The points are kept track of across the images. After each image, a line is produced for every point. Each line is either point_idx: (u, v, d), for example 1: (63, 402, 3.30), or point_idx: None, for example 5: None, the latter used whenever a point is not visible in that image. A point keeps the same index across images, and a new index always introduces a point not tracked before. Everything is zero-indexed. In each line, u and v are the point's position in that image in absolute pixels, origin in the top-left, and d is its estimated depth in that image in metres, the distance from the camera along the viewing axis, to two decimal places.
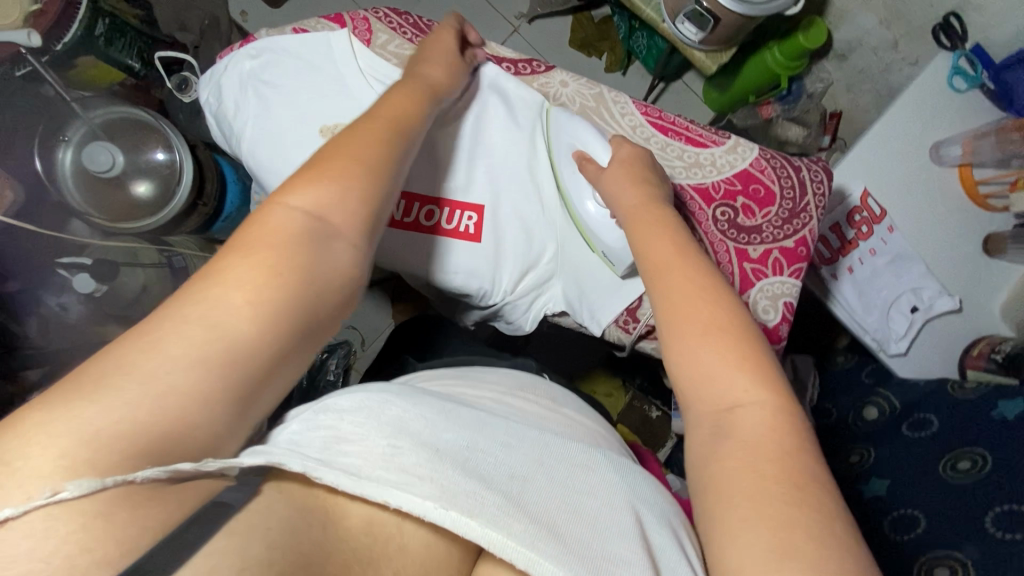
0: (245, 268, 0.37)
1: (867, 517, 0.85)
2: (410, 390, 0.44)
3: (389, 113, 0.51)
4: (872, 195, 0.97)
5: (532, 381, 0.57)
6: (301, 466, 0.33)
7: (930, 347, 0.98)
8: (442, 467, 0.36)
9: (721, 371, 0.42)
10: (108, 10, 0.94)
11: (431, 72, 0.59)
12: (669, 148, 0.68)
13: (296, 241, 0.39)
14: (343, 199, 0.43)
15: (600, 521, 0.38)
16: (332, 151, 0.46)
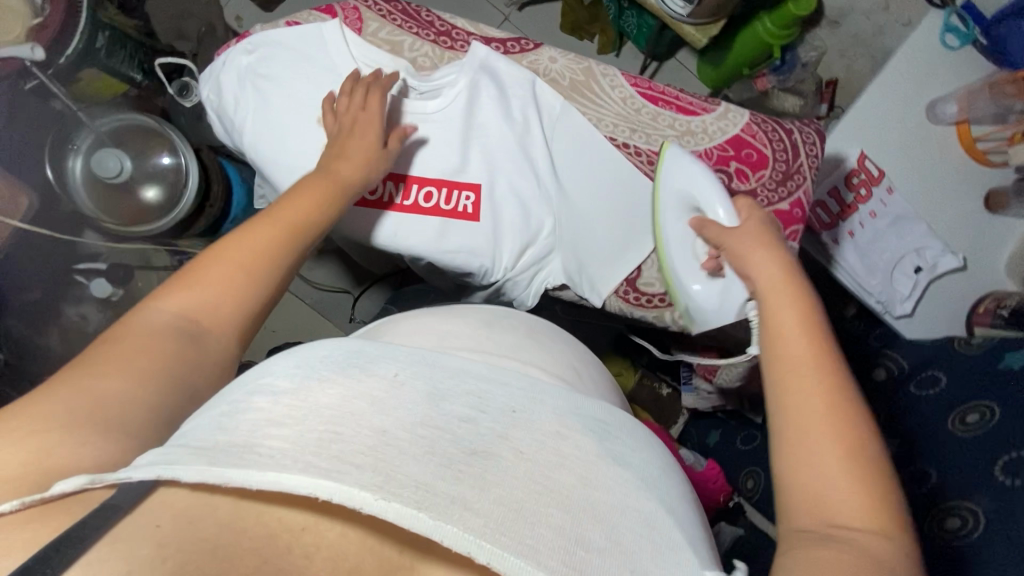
0: (112, 360, 0.40)
1: None
2: (363, 349, 0.38)
3: (295, 211, 0.52)
4: (870, 158, 0.97)
5: (501, 315, 0.51)
6: (200, 473, 0.29)
7: (936, 307, 0.99)
8: (381, 449, 0.31)
9: (837, 481, 0.39)
10: (107, 22, 0.93)
11: (346, 167, 0.58)
12: (660, 117, 0.69)
13: (166, 339, 0.42)
14: (218, 301, 0.46)
15: (577, 495, 0.33)
16: (218, 251, 0.48)
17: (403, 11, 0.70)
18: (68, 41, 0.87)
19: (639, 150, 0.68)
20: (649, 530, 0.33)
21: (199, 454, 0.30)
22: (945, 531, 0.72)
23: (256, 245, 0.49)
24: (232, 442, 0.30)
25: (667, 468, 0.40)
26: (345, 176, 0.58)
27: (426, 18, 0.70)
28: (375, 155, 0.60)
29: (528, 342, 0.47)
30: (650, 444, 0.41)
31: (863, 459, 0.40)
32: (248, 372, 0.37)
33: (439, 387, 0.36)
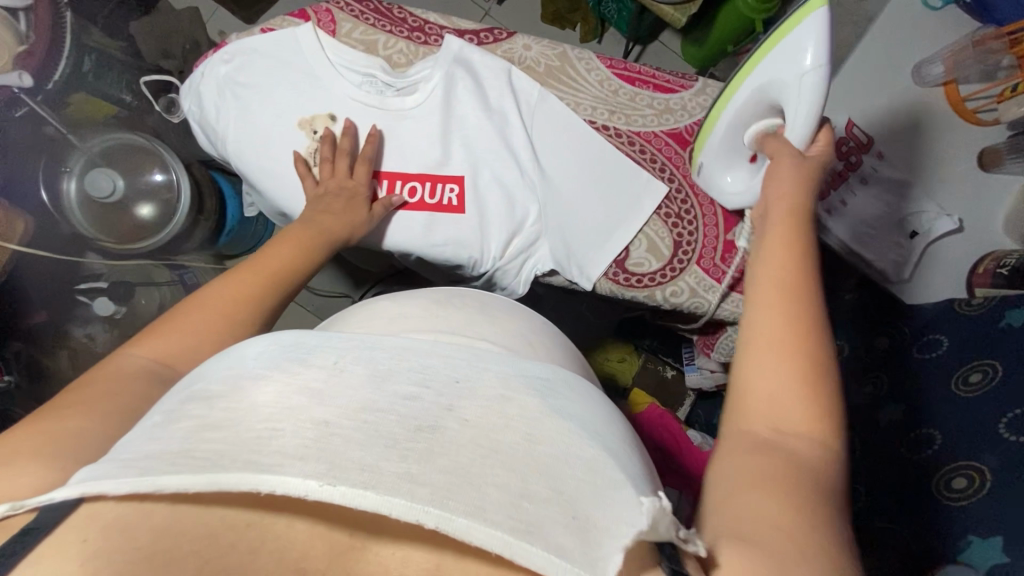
0: (77, 405, 0.37)
1: (885, 443, 0.85)
2: (300, 337, 0.34)
3: (273, 261, 0.53)
4: (858, 124, 0.97)
5: (452, 295, 0.49)
6: (129, 484, 0.26)
7: (935, 272, 0.95)
8: (324, 438, 0.28)
9: (780, 383, 0.41)
10: (93, 46, 0.97)
11: (330, 220, 0.61)
12: (639, 97, 0.72)
13: (138, 380, 0.40)
14: (195, 348, 0.44)
15: (527, 455, 0.29)
16: (198, 299, 0.47)
17: (375, 10, 0.71)
18: (56, 66, 0.89)
19: (619, 132, 0.71)
20: (594, 475, 0.30)
21: (129, 466, 0.27)
22: (953, 491, 0.73)
23: (237, 290, 0.49)
24: (166, 450, 0.27)
25: (620, 426, 0.36)
26: (332, 229, 0.61)
27: (398, 16, 0.71)
28: (358, 212, 0.64)
29: (483, 320, 0.44)
30: (599, 403, 0.37)
31: (809, 366, 0.41)
32: (178, 385, 0.33)
33: (382, 365, 0.32)
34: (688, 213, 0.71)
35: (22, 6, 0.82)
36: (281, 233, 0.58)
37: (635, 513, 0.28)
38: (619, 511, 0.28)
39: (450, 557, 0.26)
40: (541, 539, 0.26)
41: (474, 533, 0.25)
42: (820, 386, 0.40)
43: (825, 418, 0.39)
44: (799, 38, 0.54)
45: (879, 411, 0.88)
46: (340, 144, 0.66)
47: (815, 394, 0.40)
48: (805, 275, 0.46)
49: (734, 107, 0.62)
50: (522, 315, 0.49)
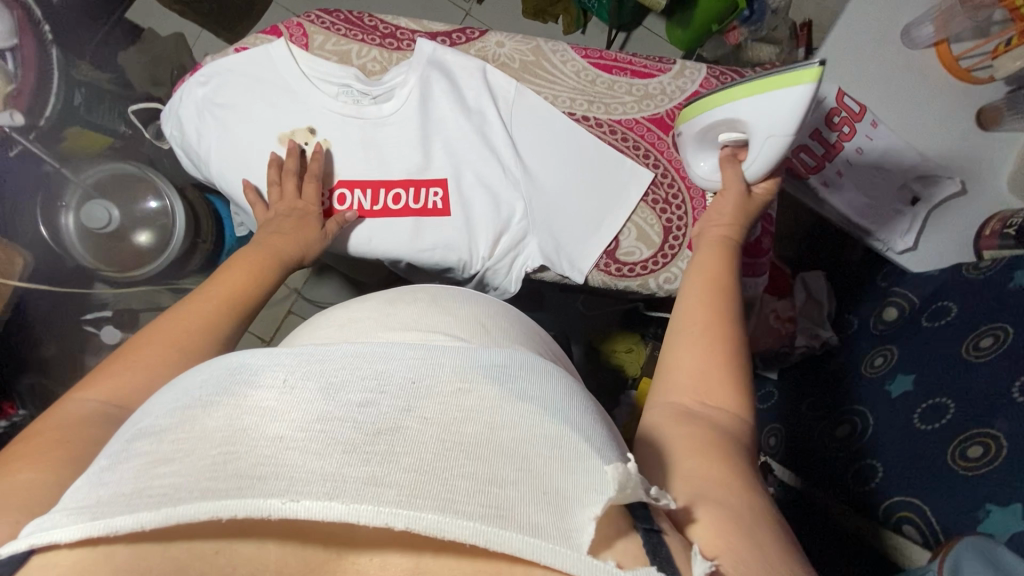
0: (31, 455, 0.38)
1: (896, 415, 0.83)
2: (248, 358, 0.34)
3: (227, 287, 0.54)
4: (848, 94, 0.93)
5: (404, 292, 0.50)
6: (82, 530, 0.27)
7: (942, 235, 0.94)
8: (283, 454, 0.28)
9: (704, 366, 0.49)
10: (82, 81, 0.99)
11: (281, 242, 0.62)
12: (617, 85, 0.71)
13: (91, 424, 0.40)
14: (148, 382, 0.44)
15: (484, 449, 0.29)
16: (152, 332, 0.47)
17: (346, 20, 0.71)
18: (45, 103, 0.88)
19: (599, 122, 0.70)
20: (554, 450, 0.30)
21: (80, 513, 0.27)
22: (967, 460, 0.72)
23: (196, 319, 0.49)
24: (118, 493, 0.28)
25: (588, 405, 0.35)
26: (283, 250, 0.61)
27: (369, 23, 0.71)
28: (309, 233, 0.64)
29: (434, 309, 0.45)
30: (564, 381, 0.36)
31: (728, 350, 0.50)
32: (122, 428, 0.33)
33: (334, 378, 0.32)
34: (675, 197, 0.70)
35: (7, 46, 0.82)
36: (231, 259, 0.58)
37: (603, 480, 0.29)
38: (586, 479, 0.29)
39: (427, 556, 0.27)
40: (516, 523, 0.26)
41: (445, 527, 0.26)
42: (733, 369, 0.49)
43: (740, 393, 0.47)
44: (788, 97, 0.56)
45: (890, 383, 0.87)
46: (287, 165, 0.66)
47: (729, 376, 0.48)
48: (720, 283, 0.56)
49: (712, 120, 0.62)
50: (500, 316, 0.48)
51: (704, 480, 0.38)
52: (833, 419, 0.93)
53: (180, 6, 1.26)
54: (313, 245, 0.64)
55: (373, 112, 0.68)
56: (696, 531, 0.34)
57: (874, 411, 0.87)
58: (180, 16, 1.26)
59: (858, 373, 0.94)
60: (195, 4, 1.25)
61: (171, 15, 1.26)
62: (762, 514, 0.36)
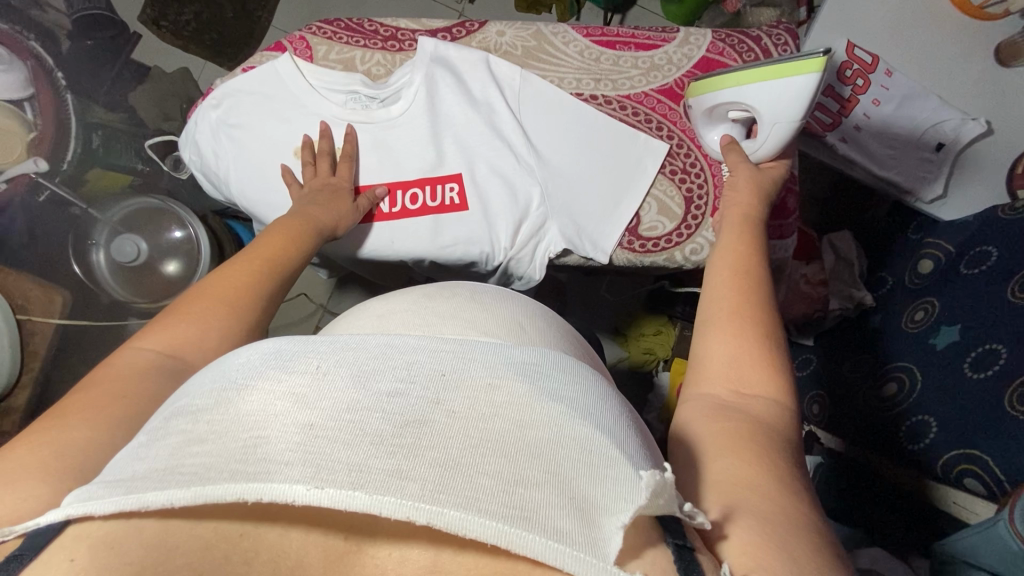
0: (90, 408, 0.39)
1: (946, 368, 0.81)
2: (287, 343, 0.34)
3: (267, 252, 0.55)
4: (859, 46, 0.89)
5: (442, 286, 0.50)
6: (116, 502, 0.27)
7: (973, 179, 0.90)
8: (308, 441, 0.28)
9: (741, 348, 0.48)
10: (99, 122, 1.02)
11: (318, 212, 0.62)
12: (621, 60, 0.71)
13: (148, 376, 0.42)
14: (199, 341, 0.46)
15: (513, 441, 0.29)
16: (201, 292, 0.49)
17: (347, 28, 0.71)
18: (67, 148, 0.91)
19: (607, 99, 0.70)
20: (586, 453, 0.30)
21: (116, 485, 0.28)
22: None
23: (242, 283, 0.51)
24: (154, 468, 0.28)
25: (620, 408, 0.35)
26: (318, 219, 0.62)
27: (369, 28, 0.71)
28: (346, 211, 0.65)
29: (471, 304, 0.45)
30: (594, 378, 0.36)
31: (768, 329, 0.49)
32: (165, 403, 0.34)
33: (366, 367, 0.32)
34: (694, 165, 0.70)
35: (24, 96, 0.86)
36: (269, 229, 0.58)
37: (635, 488, 0.29)
38: (619, 487, 0.28)
39: (447, 553, 0.27)
40: (540, 525, 0.26)
41: (468, 525, 0.26)
42: (764, 352, 0.48)
43: (781, 382, 0.46)
44: (797, 92, 0.57)
45: (934, 336, 0.85)
46: (319, 147, 0.68)
47: (761, 362, 0.47)
48: (750, 265, 0.55)
49: (721, 100, 0.62)
50: (530, 310, 0.48)
51: (736, 484, 0.37)
52: (878, 379, 0.91)
53: (183, 41, 1.29)
54: (341, 219, 0.65)
55: (385, 113, 0.69)
56: (727, 548, 0.33)
57: (920, 364, 0.85)
58: (184, 51, 1.29)
59: (900, 332, 0.92)
60: (197, 37, 1.29)
61: (175, 50, 1.29)
62: (801, 521, 0.35)
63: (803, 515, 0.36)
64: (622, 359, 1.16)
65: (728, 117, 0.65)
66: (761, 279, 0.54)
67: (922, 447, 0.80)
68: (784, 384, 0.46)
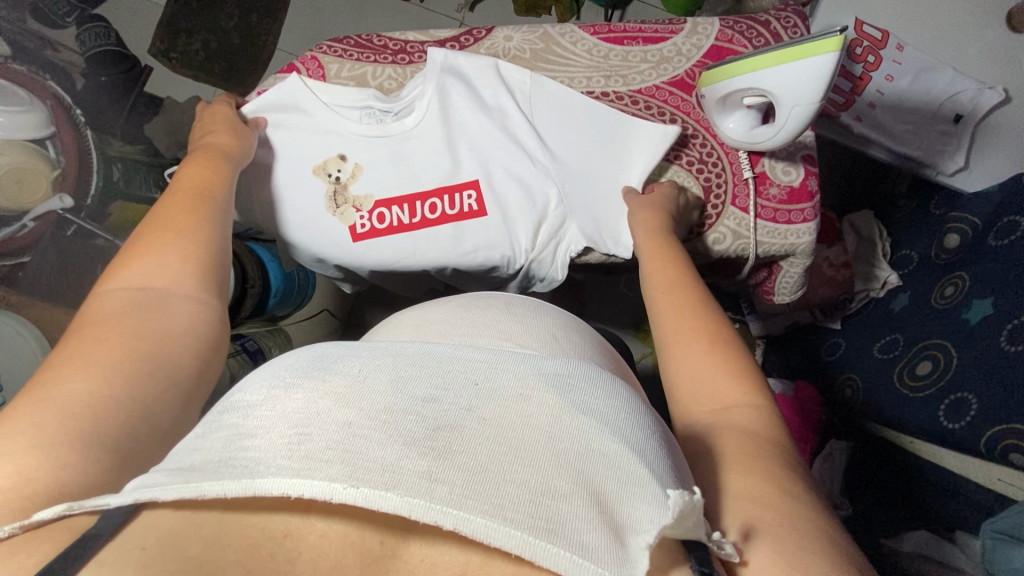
0: (79, 354, 0.39)
1: (983, 341, 0.81)
2: (332, 349, 0.35)
3: (190, 182, 0.57)
4: (867, 23, 0.88)
5: (476, 297, 0.50)
6: (175, 490, 0.27)
7: (1000, 150, 0.88)
8: (349, 441, 0.28)
9: (705, 368, 0.47)
10: (118, 156, 1.04)
11: (218, 138, 0.64)
12: (631, 55, 0.71)
13: (129, 312, 0.44)
14: (163, 272, 0.48)
15: (546, 447, 0.30)
16: (145, 231, 0.51)
17: (356, 44, 0.72)
18: (89, 182, 0.95)
19: (619, 95, 0.70)
20: (613, 470, 0.30)
21: (175, 474, 0.29)
22: None
23: (176, 212, 0.53)
24: (209, 459, 0.29)
25: (651, 423, 0.34)
26: (217, 144, 0.64)
27: (378, 43, 0.72)
28: (234, 125, 0.66)
29: (505, 316, 0.46)
30: (626, 391, 0.36)
31: (720, 340, 0.49)
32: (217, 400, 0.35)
33: (403, 374, 0.33)
34: (710, 155, 0.70)
35: (47, 135, 0.88)
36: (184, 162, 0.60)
37: (661, 509, 0.28)
38: (647, 508, 0.28)
39: (477, 560, 0.27)
40: (564, 537, 0.26)
41: (494, 533, 0.26)
42: (724, 343, 0.48)
43: (751, 385, 0.45)
44: (815, 73, 0.56)
45: (967, 311, 0.85)
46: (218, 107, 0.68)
47: (726, 365, 0.47)
48: (684, 283, 0.55)
49: (737, 86, 0.62)
50: (569, 325, 0.48)
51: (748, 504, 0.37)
52: (911, 358, 0.90)
53: (194, 71, 1.31)
54: (244, 139, 0.66)
55: (398, 125, 0.69)
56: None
57: (953, 340, 0.85)
58: (194, 79, 1.31)
59: (929, 309, 0.92)
60: (206, 65, 1.32)
61: (186, 81, 1.31)
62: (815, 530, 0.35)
63: (816, 522, 0.36)
64: (646, 354, 1.15)
65: (743, 104, 0.64)
66: (698, 292, 0.54)
67: (963, 425, 0.80)
68: (754, 386, 0.45)
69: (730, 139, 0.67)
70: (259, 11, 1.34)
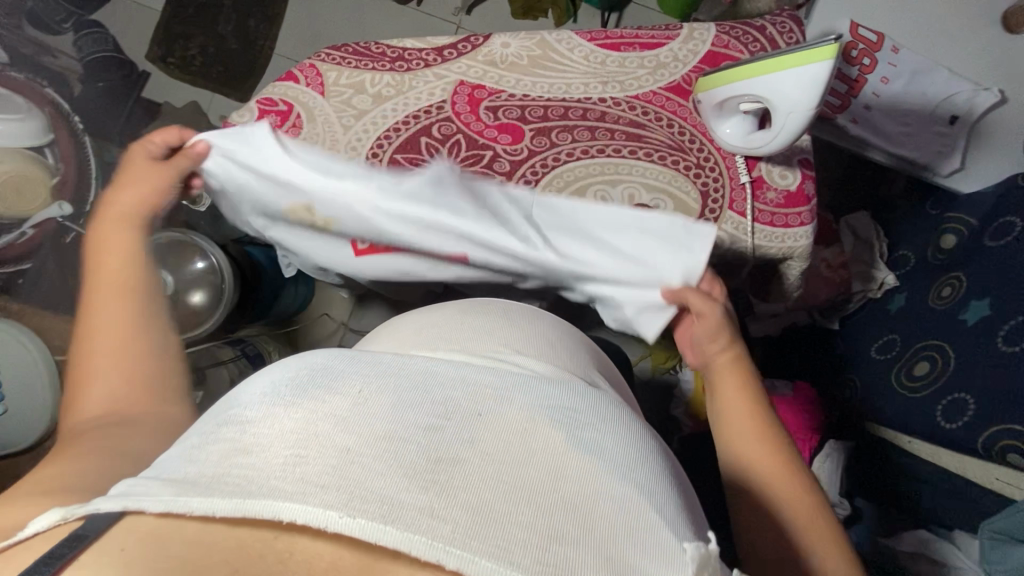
0: (67, 455, 0.42)
1: (978, 342, 0.81)
2: (331, 363, 0.36)
3: (113, 273, 0.55)
4: (862, 25, 0.88)
5: (478, 302, 0.51)
6: (165, 503, 0.28)
7: (988, 159, 0.88)
8: (347, 467, 0.29)
9: (805, 541, 0.48)
10: (115, 162, 1.05)
11: (134, 197, 0.60)
12: (628, 61, 0.72)
13: (111, 426, 0.47)
14: (134, 384, 0.50)
15: (546, 484, 0.30)
16: (88, 350, 0.51)
17: (355, 52, 0.72)
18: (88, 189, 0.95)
19: (616, 100, 0.71)
20: (628, 516, 0.30)
21: (169, 485, 0.29)
22: None
23: (111, 321, 0.52)
24: (202, 473, 0.30)
25: (659, 461, 0.35)
26: (134, 210, 0.59)
27: (376, 51, 0.72)
28: (155, 175, 0.61)
29: (504, 324, 0.45)
30: (629, 424, 0.36)
31: (815, 506, 0.50)
32: (215, 411, 0.35)
33: (406, 400, 0.33)
34: (707, 160, 0.70)
35: (45, 143, 0.88)
36: (99, 245, 0.57)
37: (677, 561, 0.29)
38: (656, 558, 0.28)
39: None
40: None
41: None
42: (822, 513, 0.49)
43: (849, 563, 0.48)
44: (808, 78, 0.57)
45: (964, 312, 0.85)
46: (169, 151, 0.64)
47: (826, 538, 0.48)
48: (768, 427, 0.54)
49: (733, 93, 0.62)
50: (562, 332, 0.49)
51: None
52: (909, 359, 0.91)
53: (191, 76, 1.31)
54: (167, 192, 0.62)
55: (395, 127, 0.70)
56: None
57: (950, 341, 0.85)
58: (192, 85, 1.31)
59: (924, 309, 0.93)
60: (205, 70, 1.31)
61: (183, 85, 1.31)
62: None
63: None
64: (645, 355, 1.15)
65: (740, 109, 0.65)
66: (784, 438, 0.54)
67: (959, 425, 0.80)
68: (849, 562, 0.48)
69: (730, 145, 0.67)
70: (256, 16, 1.34)
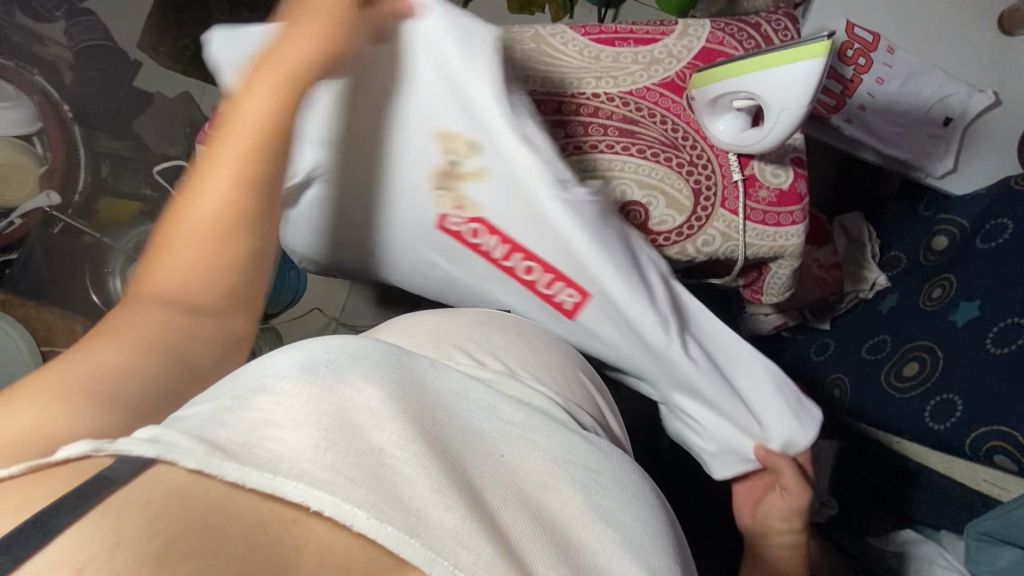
0: (112, 340, 0.36)
1: (966, 344, 0.82)
2: (367, 356, 0.39)
3: (242, 156, 0.42)
4: (858, 24, 0.88)
5: (496, 316, 0.57)
6: (201, 460, 0.29)
7: (980, 160, 0.90)
8: (378, 472, 0.32)
9: None
10: None
11: (306, 39, 0.46)
12: (622, 56, 0.71)
13: (177, 316, 0.39)
14: (205, 272, 0.41)
15: (559, 529, 0.36)
16: (180, 224, 0.41)
17: None
18: (75, 177, 0.94)
19: (609, 96, 0.70)
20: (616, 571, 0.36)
21: (201, 441, 0.30)
22: None
23: (214, 205, 0.41)
24: (232, 438, 0.31)
25: (642, 518, 0.42)
26: (308, 56, 0.45)
27: None
28: (348, 25, 0.48)
29: (523, 346, 0.54)
30: (623, 484, 0.43)
31: None
32: (242, 375, 0.36)
33: (442, 426, 0.37)
34: (700, 157, 0.69)
35: (33, 131, 0.87)
36: (253, 86, 0.43)
37: None
38: None
39: None
40: None
41: None
42: None
43: None
44: (801, 76, 0.57)
45: (954, 314, 0.85)
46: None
47: None
48: None
49: (724, 90, 0.62)
50: (564, 360, 0.56)
51: None
52: (898, 360, 0.90)
53: None
54: (349, 46, 0.49)
55: None
56: None
57: (941, 342, 0.85)
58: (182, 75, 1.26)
59: (914, 309, 0.93)
60: None
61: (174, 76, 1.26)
62: None
63: None
64: None
65: (732, 106, 0.65)
66: None
67: (946, 427, 0.81)
68: None
69: (724, 141, 0.67)
70: None
